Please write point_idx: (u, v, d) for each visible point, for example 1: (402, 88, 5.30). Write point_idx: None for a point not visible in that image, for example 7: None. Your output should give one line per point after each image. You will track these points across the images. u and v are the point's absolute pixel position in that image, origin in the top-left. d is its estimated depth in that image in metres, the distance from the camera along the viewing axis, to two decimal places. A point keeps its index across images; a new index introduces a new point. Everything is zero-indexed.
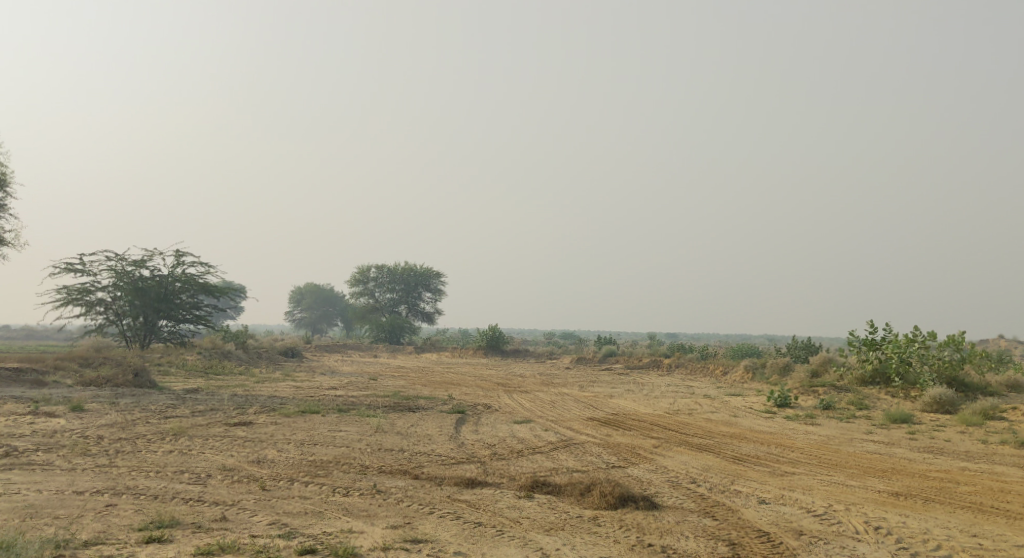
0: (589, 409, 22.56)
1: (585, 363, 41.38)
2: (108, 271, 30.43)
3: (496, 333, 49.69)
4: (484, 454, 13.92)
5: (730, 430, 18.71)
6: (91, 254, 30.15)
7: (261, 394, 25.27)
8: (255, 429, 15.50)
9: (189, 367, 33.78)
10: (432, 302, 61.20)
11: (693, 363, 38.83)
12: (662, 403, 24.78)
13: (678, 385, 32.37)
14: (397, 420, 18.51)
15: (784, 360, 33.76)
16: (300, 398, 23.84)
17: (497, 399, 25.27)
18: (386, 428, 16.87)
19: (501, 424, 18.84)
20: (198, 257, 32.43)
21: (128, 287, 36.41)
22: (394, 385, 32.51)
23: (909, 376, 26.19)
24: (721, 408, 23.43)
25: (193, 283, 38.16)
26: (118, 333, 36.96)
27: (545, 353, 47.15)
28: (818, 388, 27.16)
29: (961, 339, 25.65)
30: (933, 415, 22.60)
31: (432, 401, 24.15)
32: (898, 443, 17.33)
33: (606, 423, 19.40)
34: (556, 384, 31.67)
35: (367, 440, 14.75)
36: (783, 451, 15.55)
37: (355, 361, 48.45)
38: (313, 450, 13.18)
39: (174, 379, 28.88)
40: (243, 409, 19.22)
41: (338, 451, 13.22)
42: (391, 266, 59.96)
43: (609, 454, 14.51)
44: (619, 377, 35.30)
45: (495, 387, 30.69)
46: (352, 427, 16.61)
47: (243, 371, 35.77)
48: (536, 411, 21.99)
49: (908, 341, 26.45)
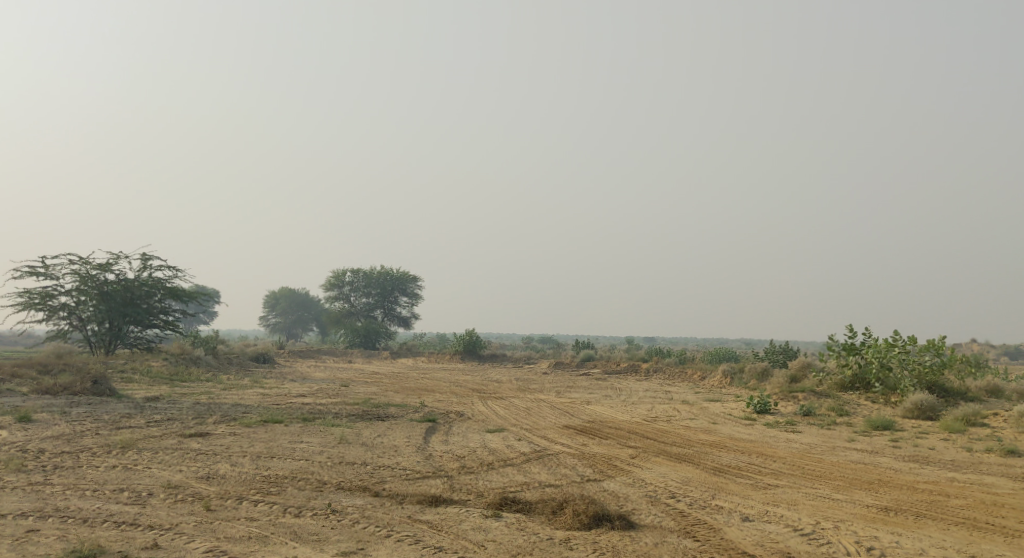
0: (565, 416, 21.91)
1: (563, 368, 40.70)
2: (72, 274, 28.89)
3: (473, 337, 48.89)
4: (453, 467, 13.21)
5: (710, 438, 18.10)
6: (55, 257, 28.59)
7: (225, 402, 24.39)
8: (212, 441, 14.71)
9: (154, 374, 32.77)
10: (409, 307, 60.32)
11: (671, 368, 38.25)
12: (639, 410, 24.14)
13: (656, 391, 31.76)
14: (365, 430, 17.76)
15: (762, 365, 33.28)
16: (265, 406, 23.00)
17: (471, 406, 24.53)
18: (351, 439, 16.12)
19: (472, 433, 18.13)
20: (165, 259, 31.00)
21: (94, 291, 35.36)
22: (366, 392, 31.67)
23: (889, 381, 25.72)
24: (700, 415, 22.84)
25: (160, 287, 37.17)
26: (82, 339, 35.94)
27: (522, 358, 46.42)
28: (798, 393, 26.63)
29: (941, 343, 25.20)
30: (914, 422, 22.08)
31: (403, 408, 23.39)
32: (881, 452, 16.80)
33: (582, 431, 18.74)
34: (533, 390, 30.97)
35: (329, 452, 14.01)
36: (765, 461, 14.94)
37: (328, 367, 47.54)
38: (269, 464, 12.43)
39: (136, 387, 27.93)
40: (203, 419, 18.38)
41: (296, 466, 12.48)
42: (366, 270, 59.11)
43: (584, 465, 13.86)
44: (597, 383, 34.64)
45: (470, 394, 29.96)
46: (315, 438, 15.85)
47: (210, 377, 34.79)
48: (510, 419, 21.28)
49: (888, 345, 25.99)
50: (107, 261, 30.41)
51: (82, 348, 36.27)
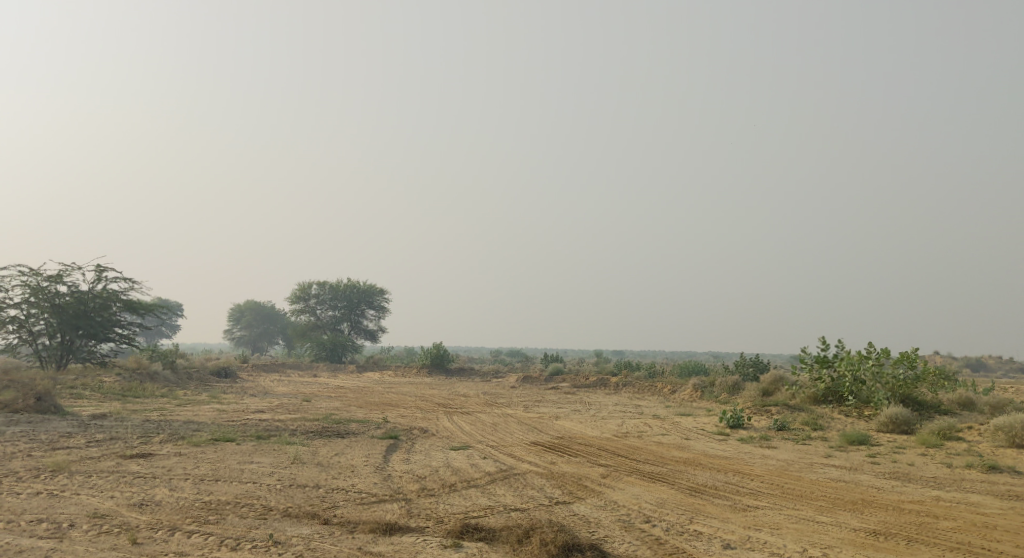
0: (533, 431, 21.13)
1: (531, 383, 39.85)
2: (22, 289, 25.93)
3: (440, 351, 47.91)
4: (412, 489, 12.40)
5: (683, 455, 17.36)
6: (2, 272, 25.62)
7: (177, 419, 23.36)
8: (154, 463, 13.78)
9: (105, 391, 31.56)
10: (375, 320, 59.23)
11: (641, 382, 37.54)
12: (609, 424, 23.40)
13: (626, 406, 31.03)
14: (322, 448, 16.85)
15: (734, 379, 32.70)
16: (219, 423, 22.01)
17: (435, 422, 23.64)
18: (306, 458, 15.19)
19: (434, 451, 17.26)
20: (122, 274, 28.03)
21: (45, 304, 33.99)
22: (328, 408, 30.67)
23: (863, 394, 25.15)
24: (672, 430, 22.14)
25: (115, 299, 35.79)
26: (32, 354, 34.52)
27: (490, 372, 45.49)
28: (771, 407, 26.01)
29: (915, 356, 24.53)
30: (890, 437, 21.47)
31: (365, 425, 22.47)
32: (861, 468, 16.14)
33: (551, 448, 17.95)
34: (500, 405, 30.12)
35: (279, 473, 13.12)
36: (742, 480, 14.24)
37: (291, 382, 46.34)
38: (211, 488, 11.57)
39: (85, 406, 26.76)
40: (149, 439, 17.42)
41: (241, 489, 11.60)
42: (333, 283, 57.96)
43: (553, 486, 13.10)
44: (565, 396, 33.84)
45: (435, 409, 29.08)
46: (267, 458, 14.92)
47: (166, 393, 33.57)
48: (476, 435, 20.43)
49: (861, 357, 25.43)
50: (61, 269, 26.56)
51: (31, 362, 34.87)
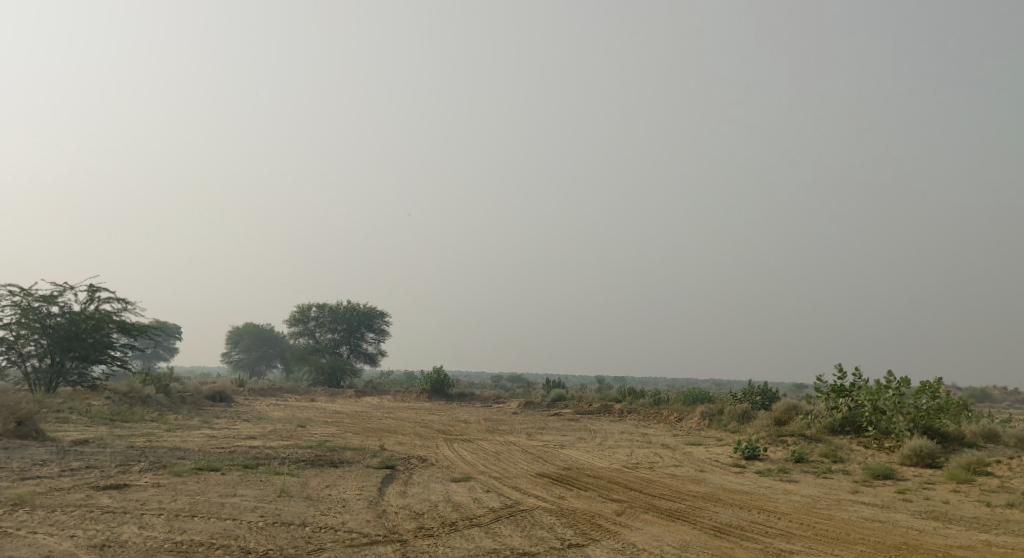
0: (537, 461, 19.94)
1: (534, 409, 38.65)
2: (10, 308, 26.25)
3: (440, 376, 46.71)
4: (408, 527, 11.27)
5: (700, 490, 16.17)
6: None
7: (162, 447, 22.23)
8: (127, 495, 12.64)
9: (93, 416, 30.48)
10: (375, 344, 58.10)
11: (646, 409, 36.33)
12: (617, 454, 22.23)
13: (632, 433, 29.85)
14: (312, 479, 15.68)
15: (744, 407, 31.55)
16: (206, 451, 20.86)
17: (434, 450, 22.49)
18: (294, 490, 14.03)
19: (434, 483, 16.09)
20: (113, 293, 28.19)
21: (35, 325, 32.92)
22: (323, 434, 29.49)
23: (882, 425, 23.89)
24: (685, 461, 20.95)
25: (108, 320, 34.56)
26: (21, 376, 33.34)
27: (491, 397, 44.28)
28: (786, 437, 24.76)
29: (937, 385, 23.37)
30: (915, 471, 20.23)
31: (360, 453, 21.30)
32: (893, 506, 14.92)
33: (558, 480, 16.77)
34: (502, 432, 28.91)
35: (263, 508, 11.98)
36: (769, 519, 13.06)
37: (287, 406, 45.12)
38: (184, 526, 10.49)
39: (70, 432, 25.62)
40: (127, 468, 16.30)
41: (217, 527, 10.51)
42: (332, 305, 56.93)
43: (565, 527, 11.96)
44: (569, 424, 32.65)
45: (435, 436, 27.92)
46: (251, 490, 13.76)
47: (155, 418, 32.45)
48: (478, 465, 19.24)
49: (880, 387, 24.25)
50: (51, 290, 26.90)
51: (20, 384, 33.70)
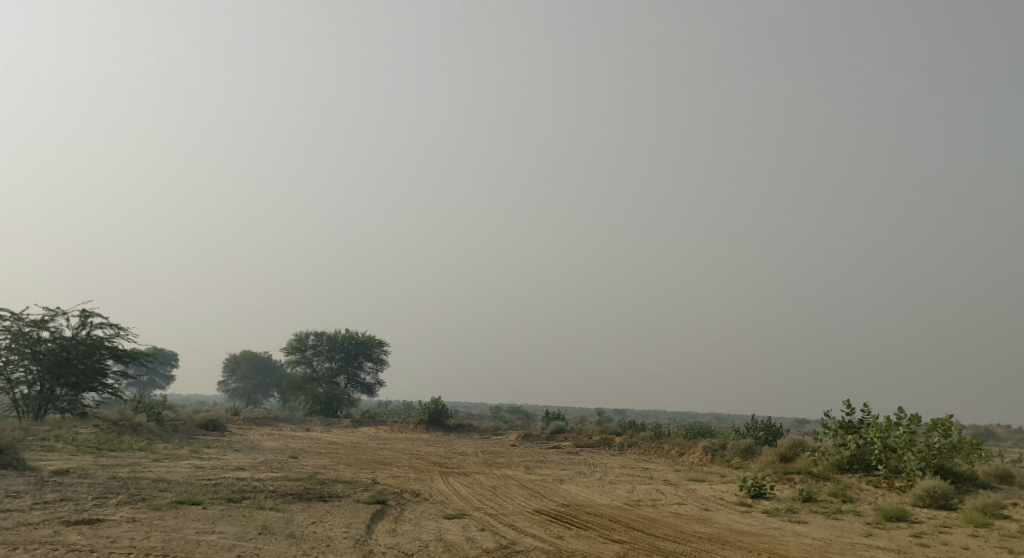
0: (535, 497, 19.11)
1: (532, 441, 37.83)
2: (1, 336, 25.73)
3: (439, 407, 45.89)
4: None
5: (706, 530, 15.37)
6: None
7: (146, 477, 21.46)
8: (96, 531, 11.87)
9: (80, 444, 29.71)
10: (373, 373, 57.27)
11: (647, 443, 35.51)
12: (618, 490, 21.43)
13: (633, 468, 29.01)
14: (297, 515, 14.89)
15: (747, 442, 30.76)
16: (191, 482, 20.09)
17: (429, 483, 21.71)
18: (277, 528, 13.25)
19: (426, 520, 15.29)
20: (106, 318, 27.54)
21: (25, 350, 32.19)
22: (315, 465, 28.65)
23: (892, 463, 23.05)
24: (688, 499, 20.16)
25: (101, 346, 33.77)
26: (9, 402, 32.54)
27: (490, 428, 43.42)
28: (792, 475, 23.89)
29: (949, 423, 22.55)
30: (928, 513, 19.41)
31: (351, 486, 20.46)
32: (910, 552, 14.08)
33: (556, 519, 15.97)
34: (499, 465, 28.08)
35: (241, 548, 11.17)
36: None
37: (282, 436, 44.27)
38: None
39: (53, 461, 24.83)
40: (105, 501, 15.51)
41: None
42: (330, 334, 56.17)
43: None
44: (568, 457, 31.83)
45: (430, 469, 27.08)
46: (231, 526, 12.97)
47: (145, 447, 31.65)
48: (473, 501, 18.44)
49: (890, 423, 23.41)
50: (44, 315, 26.36)
51: (8, 411, 32.89)
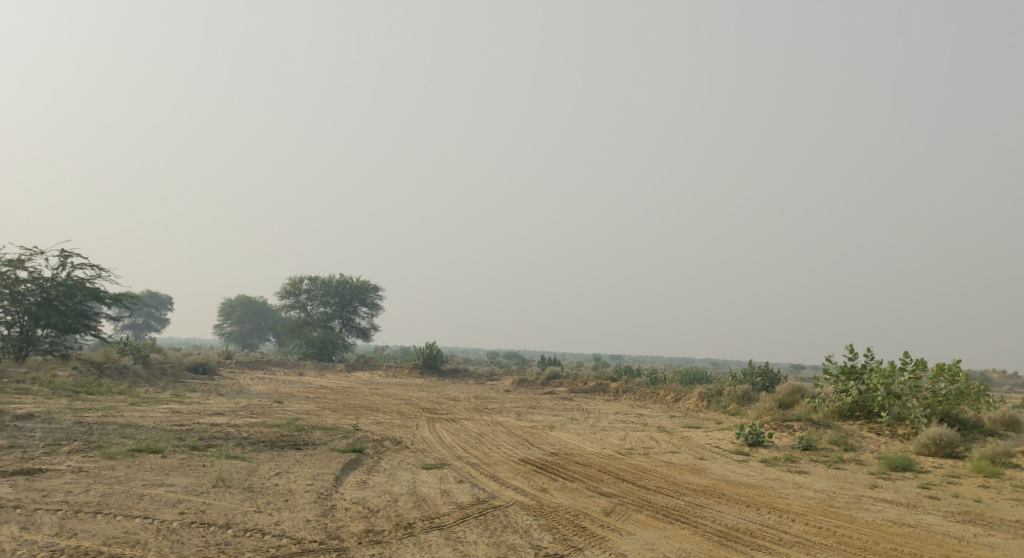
0: (522, 445, 18.06)
1: (527, 386, 36.93)
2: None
3: (433, 351, 44.92)
4: (354, 542, 9.37)
5: (700, 482, 14.30)
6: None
7: (115, 422, 20.52)
8: (31, 486, 10.83)
9: (58, 386, 28.80)
10: (368, 318, 56.33)
11: (643, 388, 34.63)
12: (609, 438, 20.46)
13: (629, 415, 28.11)
14: (261, 465, 13.83)
15: (745, 388, 29.85)
16: (161, 428, 19.14)
17: (412, 430, 20.75)
18: (234, 479, 12.21)
19: (402, 470, 14.24)
20: (88, 259, 25.49)
21: (5, 291, 30.82)
22: (298, 410, 27.65)
23: (895, 411, 21.79)
24: (682, 447, 19.18)
25: (82, 288, 32.55)
26: None
27: (485, 373, 42.53)
28: (792, 423, 22.76)
29: (956, 368, 21.36)
30: (934, 462, 18.39)
31: (330, 433, 19.49)
32: (921, 505, 12.96)
33: (541, 469, 14.93)
34: (490, 411, 27.10)
35: (187, 503, 10.10)
36: (782, 521, 11.13)
37: (273, 380, 43.43)
38: (74, 533, 8.72)
39: (23, 405, 23.80)
40: (57, 450, 14.54)
41: (112, 538, 8.72)
42: (325, 278, 54.97)
43: (550, 541, 10.05)
44: (562, 403, 30.92)
45: (418, 415, 26.11)
46: (185, 479, 11.91)
47: (127, 390, 30.75)
48: (456, 449, 17.40)
49: (895, 369, 22.17)
50: (21, 254, 24.32)
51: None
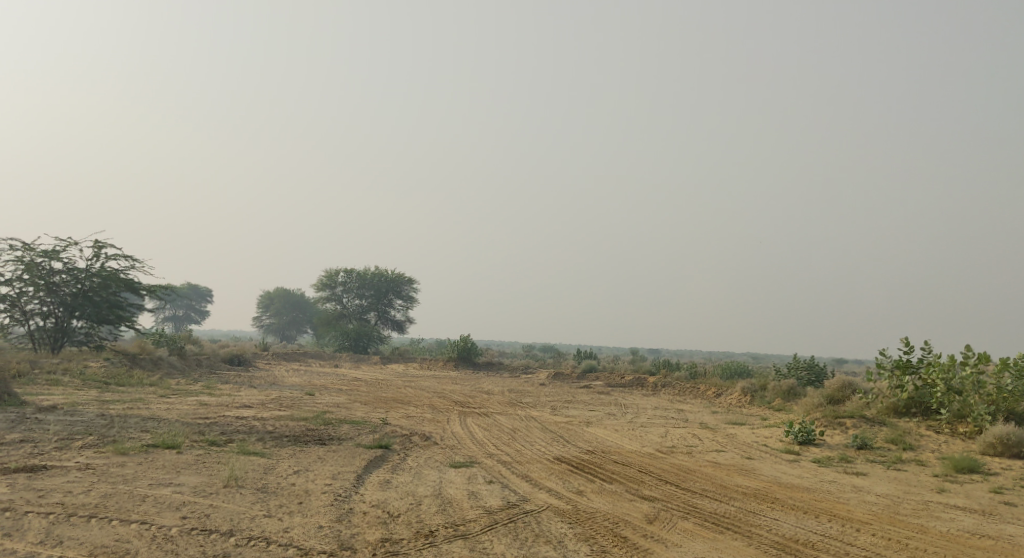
0: (556, 442, 17.10)
1: (562, 380, 35.96)
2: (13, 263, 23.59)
3: (467, 344, 44.11)
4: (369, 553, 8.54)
5: (750, 485, 13.23)
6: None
7: (138, 415, 19.88)
8: (29, 484, 10.09)
9: (89, 377, 28.35)
10: (403, 310, 55.69)
11: (682, 383, 33.49)
12: (649, 434, 19.40)
13: (668, 410, 27.00)
14: (280, 462, 13.02)
15: (790, 383, 28.63)
16: (183, 422, 18.40)
17: (443, 425, 19.88)
18: (247, 477, 11.40)
19: (428, 469, 13.34)
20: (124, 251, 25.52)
21: (40, 282, 30.34)
22: (328, 403, 26.93)
23: (956, 407, 20.46)
24: (728, 445, 18.09)
25: (117, 279, 32.05)
26: (25, 335, 30.76)
27: (520, 366, 41.67)
28: (844, 420, 21.49)
29: (1022, 363, 19.99)
30: (1001, 462, 17.10)
31: (357, 427, 18.68)
32: (998, 513, 11.78)
33: (578, 469, 13.95)
34: (524, 405, 26.16)
35: (192, 505, 9.30)
36: (845, 531, 10.07)
37: (307, 372, 42.86)
38: (60, 542, 8.13)
39: (50, 396, 23.25)
40: (69, 444, 13.84)
41: (100, 547, 8.13)
42: (360, 270, 54.34)
43: (586, 554, 9.10)
44: (598, 397, 29.91)
45: (449, 409, 25.26)
46: (195, 478, 11.11)
47: (157, 382, 30.26)
48: (487, 446, 16.46)
49: (955, 363, 20.82)
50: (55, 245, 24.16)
51: (22, 343, 31.17)
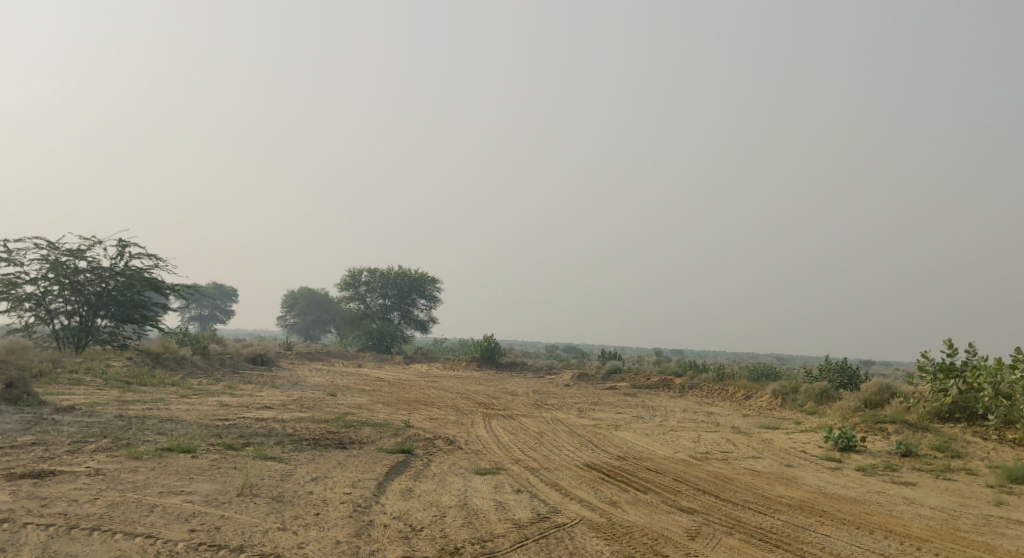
0: (586, 447, 16.39)
1: (587, 381, 35.23)
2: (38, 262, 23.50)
3: (491, 344, 43.43)
4: None
5: (793, 496, 12.48)
6: (19, 242, 23.22)
7: (155, 416, 19.38)
8: (34, 492, 9.55)
9: (111, 377, 27.99)
10: (426, 310, 55.13)
11: (710, 385, 32.65)
12: (681, 439, 18.65)
13: (698, 413, 26.19)
14: (299, 468, 12.42)
15: (824, 386, 27.72)
16: (201, 423, 17.88)
17: (467, 428, 19.25)
18: (262, 484, 10.80)
19: (452, 476, 12.69)
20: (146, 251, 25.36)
21: (64, 281, 29.99)
22: (350, 404, 26.39)
23: (1003, 412, 19.51)
24: (765, 451, 17.31)
25: (141, 278, 31.67)
26: (49, 333, 30.44)
27: (544, 367, 40.99)
28: (885, 425, 20.60)
29: None
30: None
31: (379, 430, 18.07)
32: None
33: (610, 477, 13.24)
34: (550, 407, 25.47)
35: (202, 516, 8.72)
36: (904, 550, 9.34)
37: (329, 372, 42.41)
38: None
39: (69, 396, 22.86)
40: (82, 448, 13.31)
41: None
42: (383, 270, 53.87)
43: None
44: (625, 399, 29.13)
45: (473, 411, 24.62)
46: (208, 485, 10.52)
47: (179, 382, 29.88)
48: (514, 451, 15.79)
49: (1003, 366, 19.86)
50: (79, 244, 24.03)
51: (46, 342, 30.87)
